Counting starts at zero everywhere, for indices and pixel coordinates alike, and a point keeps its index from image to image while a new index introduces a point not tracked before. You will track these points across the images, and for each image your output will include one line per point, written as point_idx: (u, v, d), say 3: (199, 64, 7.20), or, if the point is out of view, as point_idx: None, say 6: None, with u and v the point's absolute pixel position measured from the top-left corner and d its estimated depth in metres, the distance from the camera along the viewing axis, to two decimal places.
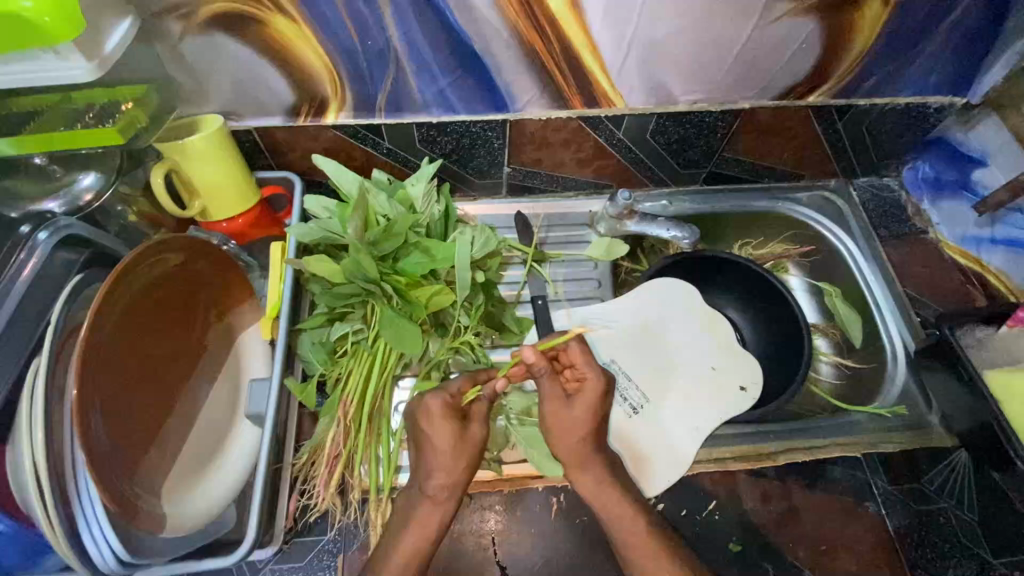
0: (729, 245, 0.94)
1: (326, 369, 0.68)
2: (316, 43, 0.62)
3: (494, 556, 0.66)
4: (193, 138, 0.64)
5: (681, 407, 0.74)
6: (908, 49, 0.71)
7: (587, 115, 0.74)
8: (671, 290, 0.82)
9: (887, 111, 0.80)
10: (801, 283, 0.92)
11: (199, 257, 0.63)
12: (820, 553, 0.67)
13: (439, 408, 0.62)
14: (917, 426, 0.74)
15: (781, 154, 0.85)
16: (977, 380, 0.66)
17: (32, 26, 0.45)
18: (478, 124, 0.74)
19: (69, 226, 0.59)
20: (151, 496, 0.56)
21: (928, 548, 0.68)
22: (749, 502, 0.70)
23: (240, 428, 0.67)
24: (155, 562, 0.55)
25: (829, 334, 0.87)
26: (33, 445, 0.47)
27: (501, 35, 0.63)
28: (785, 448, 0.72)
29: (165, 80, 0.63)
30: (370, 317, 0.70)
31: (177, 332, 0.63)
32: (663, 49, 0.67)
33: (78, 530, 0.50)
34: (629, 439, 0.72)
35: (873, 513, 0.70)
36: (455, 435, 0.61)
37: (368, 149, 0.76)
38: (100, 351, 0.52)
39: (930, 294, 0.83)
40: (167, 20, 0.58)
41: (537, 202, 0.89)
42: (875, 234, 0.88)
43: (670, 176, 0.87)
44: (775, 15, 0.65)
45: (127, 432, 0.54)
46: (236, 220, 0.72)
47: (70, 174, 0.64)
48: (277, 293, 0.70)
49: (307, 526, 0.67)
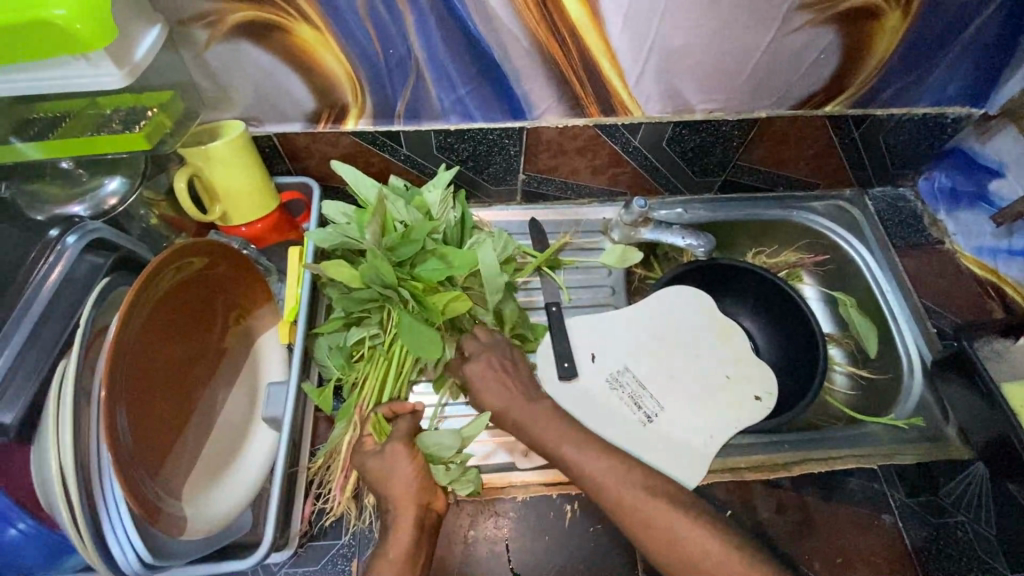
0: (742, 253, 0.94)
1: (343, 373, 0.69)
2: (338, 51, 0.62)
3: (508, 563, 0.66)
4: (216, 143, 0.64)
5: (695, 413, 0.74)
6: (926, 60, 0.71)
7: (604, 123, 0.75)
8: (682, 298, 0.82)
9: (903, 121, 0.80)
10: (815, 292, 0.92)
11: (220, 261, 0.64)
12: (836, 565, 0.66)
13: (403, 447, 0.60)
14: (934, 438, 0.73)
15: (796, 164, 0.85)
16: (996, 395, 0.66)
17: (65, 34, 0.46)
18: (495, 132, 0.74)
19: (98, 229, 0.61)
20: (173, 499, 0.56)
21: (946, 561, 0.66)
22: (764, 511, 0.69)
23: (257, 432, 0.67)
24: (175, 564, 0.55)
25: (844, 343, 0.88)
26: (61, 445, 0.48)
27: (521, 44, 0.64)
28: (799, 459, 0.72)
29: (189, 87, 0.64)
30: (387, 322, 0.70)
31: (200, 334, 0.64)
32: (681, 58, 0.67)
33: (102, 531, 0.50)
34: (665, 442, 0.72)
35: (889, 524, 0.69)
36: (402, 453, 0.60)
37: (386, 156, 0.76)
38: (127, 353, 0.52)
39: (947, 305, 0.82)
40: (193, 28, 0.58)
41: (551, 209, 0.89)
42: (890, 244, 0.87)
43: (686, 183, 0.87)
44: (794, 25, 0.65)
45: (152, 434, 0.55)
46: (256, 224, 0.73)
47: (96, 179, 0.65)
48: (295, 296, 0.71)
49: (322, 530, 0.67)
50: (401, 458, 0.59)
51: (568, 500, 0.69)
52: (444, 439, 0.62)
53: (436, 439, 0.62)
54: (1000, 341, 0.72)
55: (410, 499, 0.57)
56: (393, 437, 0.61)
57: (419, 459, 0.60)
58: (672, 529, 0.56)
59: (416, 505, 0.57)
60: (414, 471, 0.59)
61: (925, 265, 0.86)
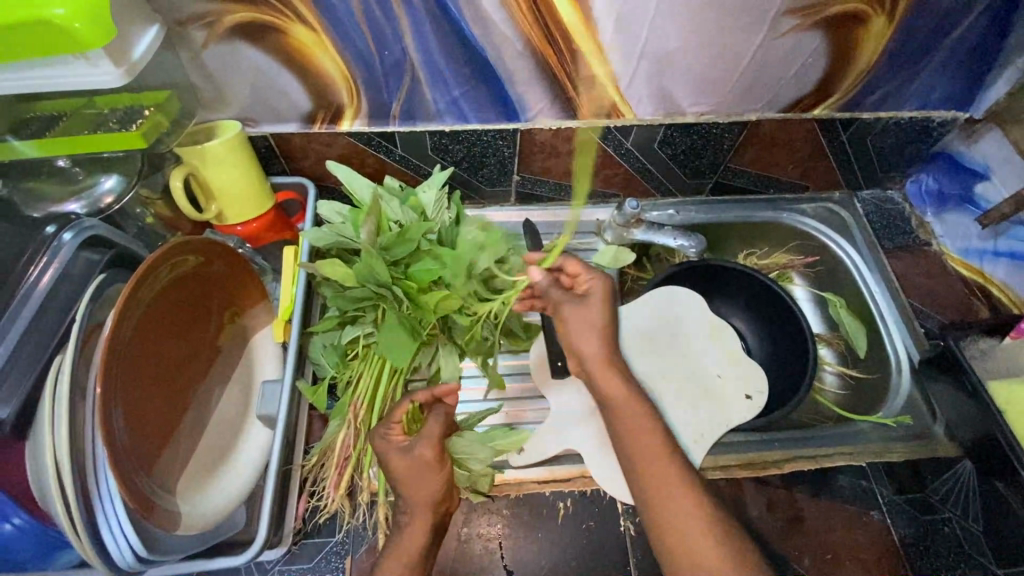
0: (734, 254, 0.95)
1: (338, 371, 0.69)
2: (334, 53, 0.63)
3: (501, 560, 0.67)
4: (211, 142, 0.65)
5: (698, 403, 0.75)
6: (912, 65, 0.73)
7: (596, 124, 0.76)
8: (677, 298, 0.83)
9: (890, 125, 0.81)
10: (806, 293, 0.93)
11: (215, 258, 0.64)
12: (825, 562, 0.68)
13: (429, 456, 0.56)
14: (921, 437, 0.74)
15: (786, 166, 0.87)
16: (981, 391, 0.67)
17: (63, 33, 0.47)
18: (489, 133, 0.75)
19: (92, 227, 0.61)
20: (166, 494, 0.57)
21: (933, 557, 0.68)
22: (755, 509, 0.70)
23: (251, 428, 0.68)
24: (169, 560, 0.55)
25: (834, 344, 0.88)
26: (56, 440, 0.48)
27: (515, 46, 0.64)
28: (787, 457, 0.73)
29: (186, 88, 0.65)
30: (381, 322, 0.70)
31: (194, 333, 0.64)
32: (672, 61, 0.68)
33: (97, 525, 0.50)
34: (689, 391, 0.76)
35: (877, 520, 0.70)
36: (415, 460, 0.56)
37: (380, 156, 0.77)
38: (122, 349, 0.53)
39: (935, 307, 0.84)
40: (191, 29, 0.59)
41: (544, 211, 0.90)
42: (878, 245, 0.89)
43: (678, 185, 0.88)
44: (783, 30, 0.66)
45: (146, 430, 0.55)
46: (251, 224, 0.73)
47: (92, 177, 0.65)
48: (290, 295, 0.72)
49: (316, 527, 0.67)
50: (429, 468, 0.56)
51: (560, 497, 0.70)
52: (475, 450, 0.61)
53: (466, 445, 0.61)
54: (985, 340, 0.72)
55: (429, 505, 0.56)
56: (423, 439, 0.57)
57: (445, 466, 0.57)
58: (663, 526, 0.57)
59: (435, 511, 0.57)
60: (442, 480, 0.57)
61: (912, 266, 0.87)
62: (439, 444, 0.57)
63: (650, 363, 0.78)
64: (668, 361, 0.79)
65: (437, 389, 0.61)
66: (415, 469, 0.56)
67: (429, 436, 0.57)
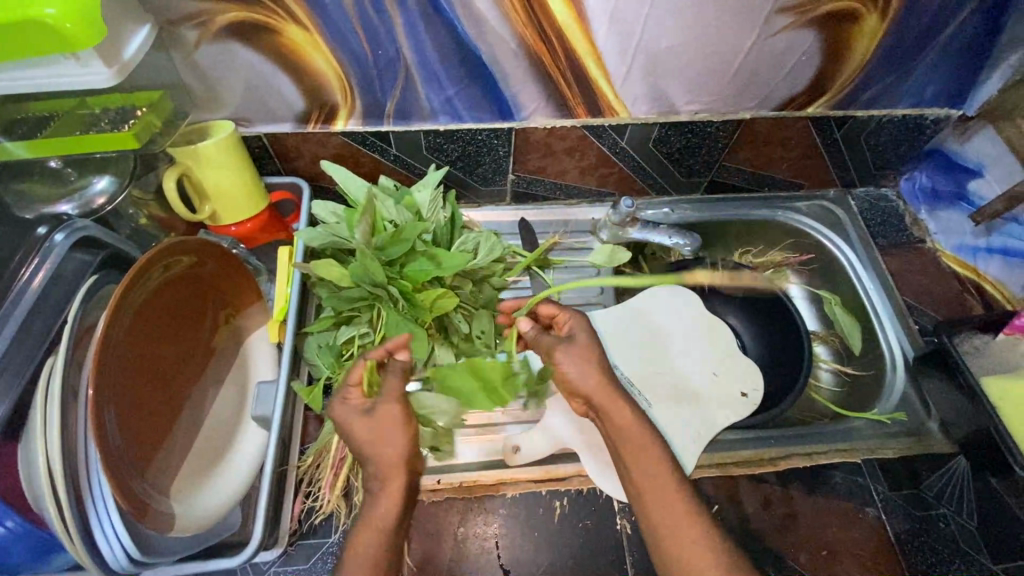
0: (730, 252, 0.95)
1: (333, 372, 0.69)
2: (327, 52, 0.63)
3: (498, 560, 0.66)
4: (204, 143, 0.64)
5: (676, 419, 0.74)
6: (904, 63, 0.73)
7: (590, 123, 0.76)
8: (669, 297, 0.84)
9: (884, 123, 0.82)
10: (800, 291, 0.93)
11: (208, 259, 0.64)
12: (821, 558, 0.68)
13: (397, 414, 0.56)
14: (916, 433, 0.74)
15: (780, 164, 0.87)
16: (975, 388, 0.67)
17: (53, 33, 0.46)
18: (484, 132, 0.75)
19: (85, 228, 0.61)
20: (161, 496, 0.56)
21: (928, 553, 0.68)
22: (751, 506, 0.70)
23: (246, 430, 0.68)
24: (163, 562, 0.55)
25: (829, 342, 0.89)
26: (48, 443, 0.48)
27: (508, 45, 0.64)
28: (784, 453, 0.73)
29: (178, 88, 0.64)
30: (377, 322, 0.69)
31: (188, 333, 0.64)
32: (665, 60, 0.68)
33: (90, 528, 0.50)
34: (666, 407, 0.74)
35: (872, 517, 0.70)
36: (383, 426, 0.55)
37: (375, 156, 0.77)
38: (115, 351, 0.52)
39: (929, 304, 0.84)
40: (183, 28, 0.59)
41: (540, 210, 0.90)
42: (872, 242, 0.89)
43: (673, 184, 0.88)
44: (776, 28, 0.66)
45: (140, 433, 0.55)
46: (245, 224, 0.73)
47: (83, 178, 0.65)
48: (284, 296, 0.72)
49: (311, 528, 0.67)
50: (394, 424, 0.55)
51: (557, 497, 0.70)
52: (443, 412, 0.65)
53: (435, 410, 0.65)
54: (980, 336, 0.72)
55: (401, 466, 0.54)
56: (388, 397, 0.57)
57: (410, 426, 0.57)
58: None
59: (408, 474, 0.55)
60: (408, 439, 0.55)
61: (906, 264, 0.88)
62: (403, 403, 0.57)
63: (650, 357, 0.79)
64: (663, 362, 0.79)
65: (389, 344, 0.62)
66: (384, 432, 0.55)
67: (394, 394, 0.57)
